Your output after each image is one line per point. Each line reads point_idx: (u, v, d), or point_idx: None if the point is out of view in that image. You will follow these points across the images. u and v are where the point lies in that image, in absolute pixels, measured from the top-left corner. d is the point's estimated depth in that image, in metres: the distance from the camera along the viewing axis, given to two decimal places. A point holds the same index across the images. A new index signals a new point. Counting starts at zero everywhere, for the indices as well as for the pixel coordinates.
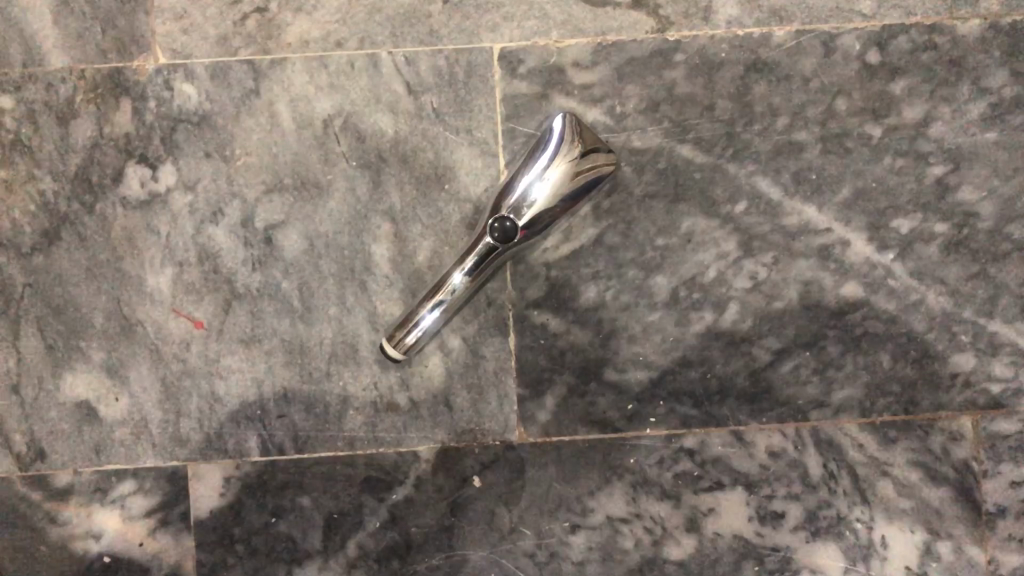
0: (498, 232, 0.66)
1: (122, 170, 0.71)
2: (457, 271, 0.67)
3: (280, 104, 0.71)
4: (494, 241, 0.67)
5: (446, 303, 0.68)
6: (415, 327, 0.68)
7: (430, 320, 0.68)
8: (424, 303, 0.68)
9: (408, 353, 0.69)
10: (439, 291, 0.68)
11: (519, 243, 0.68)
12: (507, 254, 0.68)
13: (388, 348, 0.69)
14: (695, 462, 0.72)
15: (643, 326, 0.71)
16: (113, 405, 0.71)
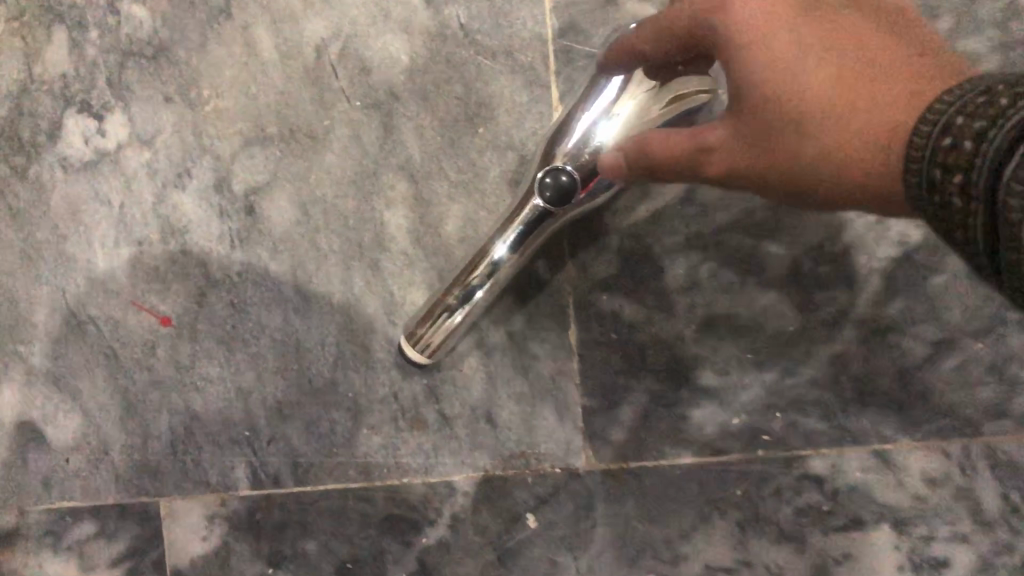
0: (548, 195, 0.49)
1: (60, 122, 0.55)
2: (498, 246, 0.50)
3: (258, 28, 0.54)
4: (545, 206, 0.49)
5: (481, 289, 0.50)
6: (439, 323, 0.51)
7: (461, 313, 0.51)
8: (453, 290, 0.50)
9: (436, 355, 0.52)
10: (472, 272, 0.50)
11: (576, 208, 0.50)
12: (557, 224, 0.50)
13: (406, 347, 0.52)
14: (824, 493, 0.53)
15: (751, 313, 0.53)
16: (63, 426, 0.56)
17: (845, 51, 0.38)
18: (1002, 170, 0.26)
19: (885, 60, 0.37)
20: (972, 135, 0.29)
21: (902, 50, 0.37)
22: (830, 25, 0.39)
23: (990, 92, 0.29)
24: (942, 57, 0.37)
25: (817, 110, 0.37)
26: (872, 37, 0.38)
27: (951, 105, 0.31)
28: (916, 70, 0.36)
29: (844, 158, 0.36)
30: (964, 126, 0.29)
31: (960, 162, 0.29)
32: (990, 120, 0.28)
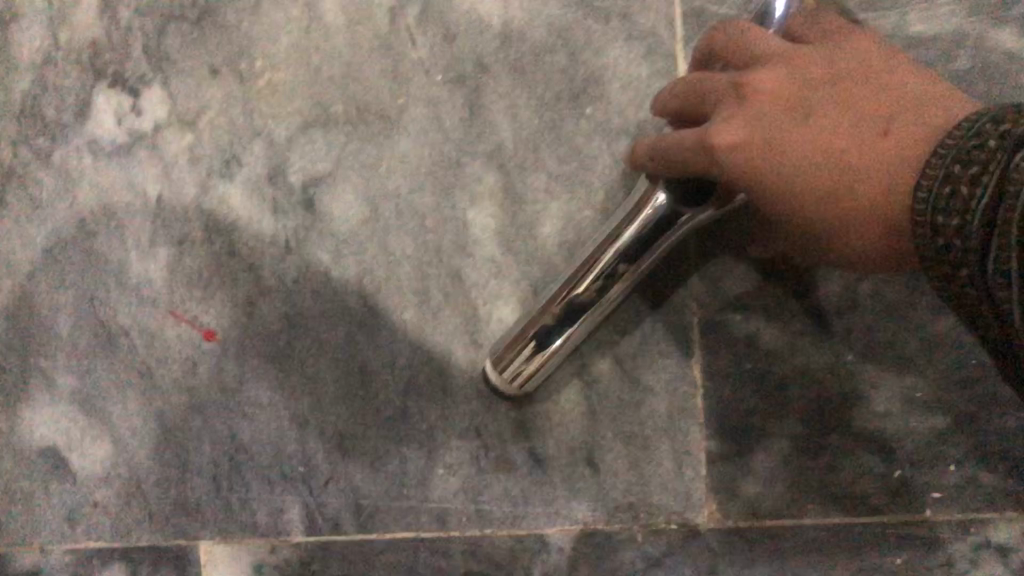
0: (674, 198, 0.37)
1: (89, 98, 0.46)
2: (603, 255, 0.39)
3: None
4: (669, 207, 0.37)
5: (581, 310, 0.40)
6: (534, 348, 0.41)
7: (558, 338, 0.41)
8: (551, 308, 0.40)
9: (528, 385, 0.43)
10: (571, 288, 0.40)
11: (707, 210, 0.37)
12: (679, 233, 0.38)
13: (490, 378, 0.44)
14: (1008, 567, 0.43)
15: (922, 342, 0.42)
16: (91, 454, 0.48)
17: (834, 151, 0.32)
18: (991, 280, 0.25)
19: (865, 148, 0.32)
20: (954, 233, 0.26)
21: (875, 122, 0.32)
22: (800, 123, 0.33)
23: (948, 174, 0.27)
24: (921, 110, 0.32)
25: (840, 218, 0.33)
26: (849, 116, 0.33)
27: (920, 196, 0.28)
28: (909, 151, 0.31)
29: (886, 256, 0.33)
30: (942, 226, 0.27)
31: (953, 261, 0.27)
32: (961, 216, 0.26)
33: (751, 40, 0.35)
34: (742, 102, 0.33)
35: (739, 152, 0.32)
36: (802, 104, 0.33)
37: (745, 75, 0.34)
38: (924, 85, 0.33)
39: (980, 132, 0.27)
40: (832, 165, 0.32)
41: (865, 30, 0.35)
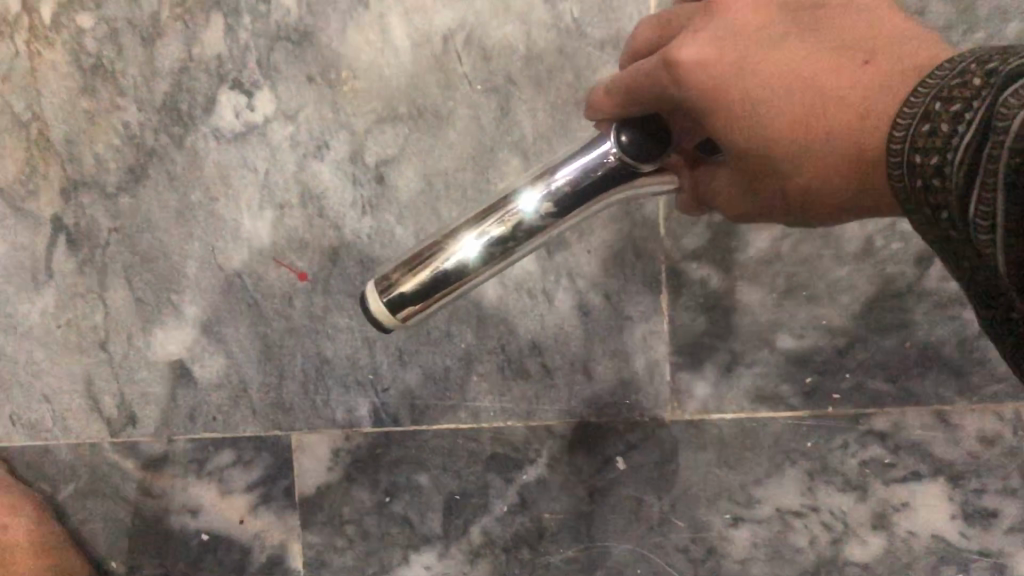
0: (633, 146, 0.37)
1: (214, 97, 0.62)
2: (537, 188, 0.38)
3: (391, 18, 0.60)
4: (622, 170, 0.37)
5: (500, 239, 0.38)
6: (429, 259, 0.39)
7: (474, 258, 0.38)
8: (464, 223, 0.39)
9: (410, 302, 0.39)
10: (497, 216, 0.38)
11: (648, 179, 0.39)
12: (603, 202, 0.39)
13: (377, 295, 0.40)
14: (886, 447, 0.59)
15: (828, 285, 0.58)
16: (209, 366, 0.63)
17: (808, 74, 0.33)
18: (976, 218, 0.25)
19: (840, 74, 0.32)
20: (934, 172, 0.26)
21: (850, 52, 0.33)
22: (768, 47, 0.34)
23: (933, 109, 0.27)
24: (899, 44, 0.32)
25: (789, 149, 0.34)
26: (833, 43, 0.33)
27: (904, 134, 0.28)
28: (888, 74, 0.31)
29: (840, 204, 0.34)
30: (924, 165, 0.27)
31: (936, 202, 0.27)
32: (942, 153, 0.26)
33: None
34: (712, 20, 0.34)
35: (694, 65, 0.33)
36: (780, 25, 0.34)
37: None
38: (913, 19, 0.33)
39: (967, 71, 0.26)
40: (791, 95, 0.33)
41: None
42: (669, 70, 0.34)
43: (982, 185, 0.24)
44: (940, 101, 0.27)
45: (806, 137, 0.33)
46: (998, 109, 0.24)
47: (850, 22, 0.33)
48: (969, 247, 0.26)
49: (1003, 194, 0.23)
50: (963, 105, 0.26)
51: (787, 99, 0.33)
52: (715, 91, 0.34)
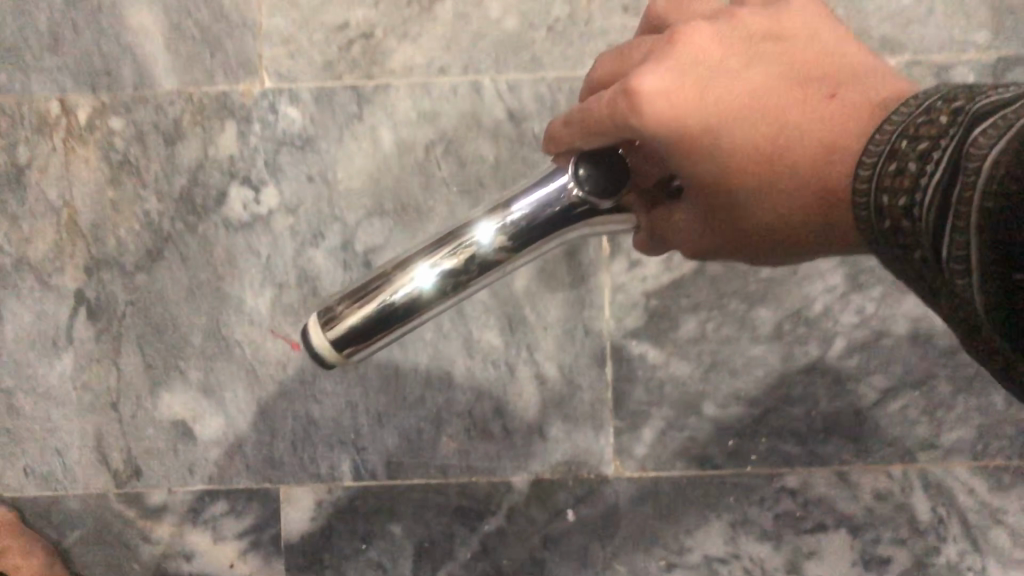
0: (588, 179, 0.37)
1: (225, 191, 0.72)
2: (494, 220, 0.38)
3: (382, 129, 0.71)
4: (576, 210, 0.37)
5: (454, 271, 0.38)
6: (374, 293, 0.38)
7: (426, 288, 0.38)
8: (418, 254, 0.38)
9: (351, 339, 0.39)
10: (451, 247, 0.38)
11: (609, 212, 0.39)
12: (562, 235, 0.39)
13: (321, 327, 0.40)
14: (797, 502, 0.70)
15: (746, 361, 0.69)
16: (208, 425, 0.71)
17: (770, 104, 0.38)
18: (947, 256, 0.27)
19: (800, 109, 0.38)
20: (903, 208, 0.30)
21: (808, 89, 0.39)
22: (729, 82, 0.39)
23: (900, 150, 0.31)
24: (854, 82, 0.39)
25: (754, 175, 0.39)
26: (788, 74, 0.39)
27: (870, 173, 0.32)
28: (846, 105, 0.38)
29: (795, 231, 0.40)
30: (892, 203, 0.31)
31: (910, 235, 0.30)
32: (910, 190, 0.30)
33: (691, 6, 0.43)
34: (674, 54, 0.38)
35: (663, 96, 0.37)
36: (742, 58, 0.39)
37: (682, 32, 0.39)
38: (855, 59, 0.40)
39: (931, 111, 0.30)
40: (757, 129, 0.39)
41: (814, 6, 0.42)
42: (635, 103, 0.37)
43: (952, 224, 0.27)
44: (907, 141, 0.30)
45: (771, 167, 0.39)
46: (966, 152, 0.26)
47: (805, 58, 0.39)
48: (939, 281, 0.29)
49: (975, 232, 0.25)
50: (931, 146, 0.29)
51: (749, 130, 0.39)
52: (681, 125, 0.38)
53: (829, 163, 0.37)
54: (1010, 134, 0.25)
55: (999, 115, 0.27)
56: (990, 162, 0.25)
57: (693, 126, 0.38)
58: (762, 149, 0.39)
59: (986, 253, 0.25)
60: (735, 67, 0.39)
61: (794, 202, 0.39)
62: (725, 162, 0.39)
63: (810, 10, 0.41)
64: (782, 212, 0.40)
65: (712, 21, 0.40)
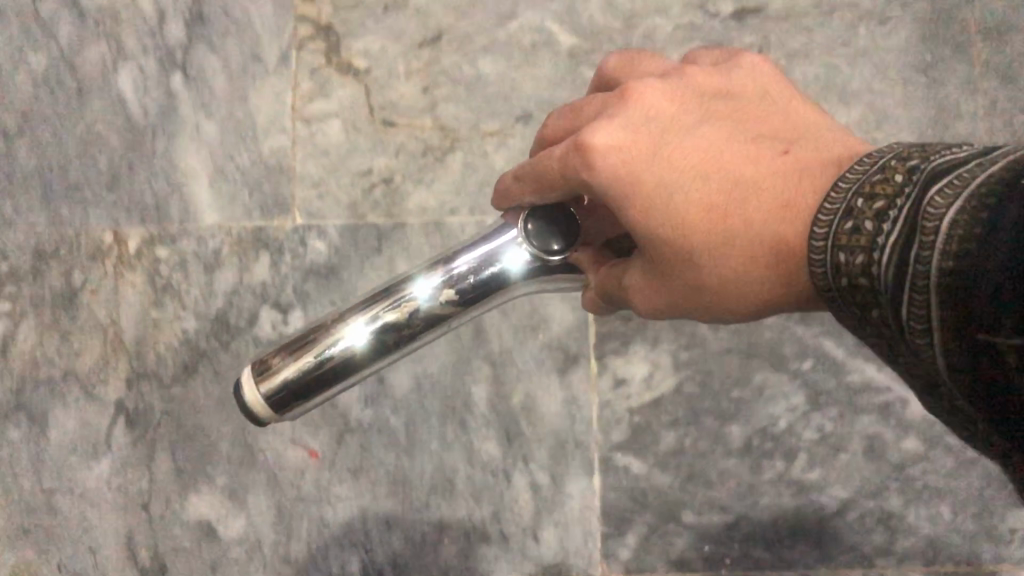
0: (536, 232, 0.46)
1: (257, 313, 0.81)
2: (430, 280, 0.44)
3: (398, 261, 0.81)
4: (519, 271, 0.45)
5: (391, 323, 0.43)
6: (314, 342, 0.43)
7: (360, 342, 0.43)
8: (356, 309, 0.44)
9: (288, 389, 0.43)
10: (389, 303, 0.43)
11: (551, 274, 0.47)
12: (495, 301, 0.46)
13: (254, 381, 0.44)
14: None
15: (719, 472, 0.78)
16: (231, 525, 0.78)
17: (717, 161, 0.46)
18: (906, 320, 0.34)
19: (758, 166, 0.46)
20: (862, 266, 0.37)
21: (761, 149, 0.47)
22: (684, 142, 0.47)
23: (855, 210, 0.38)
24: (803, 142, 0.47)
25: (711, 231, 0.46)
26: (732, 133, 0.47)
27: (827, 223, 0.39)
28: (798, 160, 0.45)
29: (744, 283, 0.46)
30: (849, 260, 0.37)
31: (861, 298, 0.37)
32: (868, 247, 0.36)
33: (639, 66, 0.51)
34: (629, 113, 0.47)
35: (616, 150, 0.45)
36: (690, 116, 0.48)
37: (631, 92, 0.47)
38: (802, 121, 0.49)
39: (886, 170, 0.38)
40: (715, 182, 0.46)
41: (759, 73, 0.51)
42: (586, 157, 0.44)
43: (908, 288, 0.33)
44: (863, 200, 0.37)
45: (719, 223, 0.45)
46: (922, 219, 0.33)
47: (755, 123, 0.48)
48: (898, 334, 0.36)
49: (935, 296, 0.32)
50: (886, 206, 0.36)
51: (708, 184, 0.46)
52: (634, 181, 0.45)
53: (785, 219, 0.43)
54: (962, 198, 0.31)
55: (943, 179, 0.33)
56: (946, 228, 0.31)
57: (649, 178, 0.46)
58: (712, 203, 0.46)
59: (944, 313, 0.31)
60: (684, 125, 0.47)
61: (741, 255, 0.45)
62: (675, 216, 0.46)
63: (756, 75, 0.51)
64: (734, 267, 0.46)
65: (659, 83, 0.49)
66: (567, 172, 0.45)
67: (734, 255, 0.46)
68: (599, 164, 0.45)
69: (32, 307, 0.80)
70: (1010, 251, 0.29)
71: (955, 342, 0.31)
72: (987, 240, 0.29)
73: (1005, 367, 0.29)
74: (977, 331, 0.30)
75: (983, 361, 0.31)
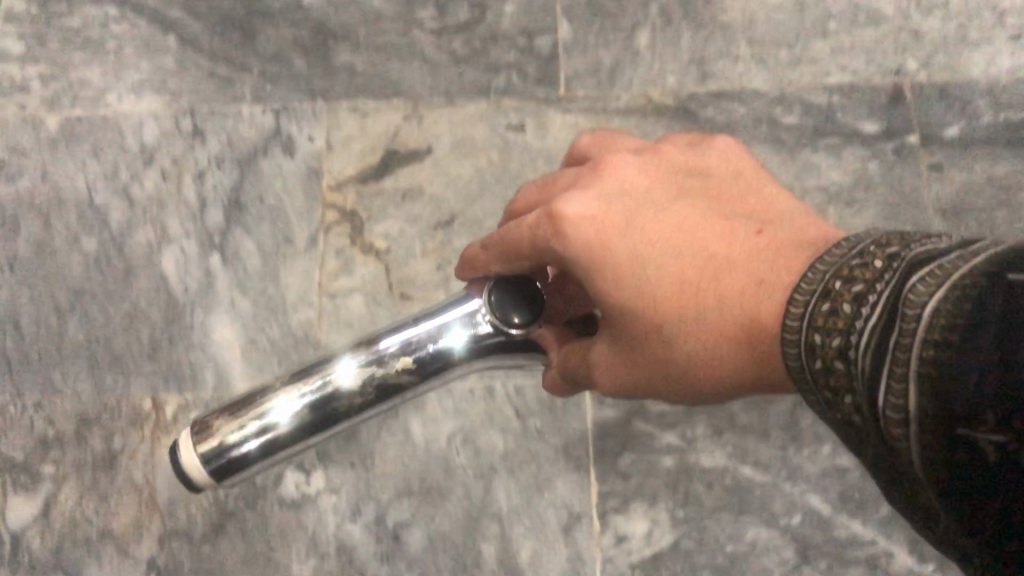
0: (500, 305, 0.53)
1: (281, 474, 0.86)
2: (357, 361, 0.51)
3: (413, 423, 0.87)
4: (464, 350, 0.52)
5: (317, 398, 0.50)
6: (246, 417, 0.50)
7: (283, 419, 0.50)
8: (282, 385, 0.51)
9: (220, 459, 0.50)
10: (317, 382, 0.51)
11: (508, 348, 0.54)
12: (437, 380, 0.53)
13: (192, 444, 0.50)
14: None
15: None
16: None
17: (690, 237, 0.53)
18: (882, 406, 0.37)
19: (739, 244, 0.52)
20: (836, 343, 0.40)
21: (743, 231, 0.53)
22: (660, 224, 0.54)
23: (832, 292, 0.42)
24: (779, 222, 0.53)
25: (692, 307, 0.52)
26: (698, 209, 0.55)
27: (804, 302, 0.43)
28: (775, 238, 0.51)
29: (705, 358, 0.53)
30: (825, 340, 0.41)
31: (835, 381, 0.41)
32: (844, 330, 0.40)
33: (619, 143, 0.60)
34: (605, 196, 0.55)
35: (590, 224, 0.53)
36: (659, 189, 0.56)
37: (607, 178, 0.56)
38: (774, 199, 0.56)
39: (866, 257, 0.42)
40: (698, 259, 0.52)
41: (733, 154, 0.59)
42: (559, 227, 0.53)
43: (888, 371, 0.36)
44: (841, 283, 0.42)
45: (695, 294, 0.52)
46: (904, 304, 0.37)
47: (731, 204, 0.55)
48: (870, 422, 0.39)
49: (914, 383, 0.35)
50: (865, 290, 0.40)
51: (686, 266, 0.53)
52: (606, 257, 0.53)
53: (756, 296, 0.49)
54: (946, 290, 0.35)
55: (929, 269, 0.37)
56: (929, 316, 0.35)
57: (624, 252, 0.53)
58: (684, 275, 0.52)
59: (927, 404, 0.34)
60: (653, 198, 0.56)
61: (705, 333, 0.52)
62: (652, 293, 0.53)
63: (728, 155, 0.59)
64: (704, 342, 0.53)
65: (634, 164, 0.58)
66: (543, 241, 0.54)
67: (700, 332, 0.52)
68: (574, 237, 0.53)
69: (74, 468, 0.87)
70: (996, 346, 0.32)
71: (936, 431, 0.34)
72: (978, 339, 0.33)
73: (982, 461, 0.33)
74: (957, 425, 0.33)
75: (967, 462, 0.34)
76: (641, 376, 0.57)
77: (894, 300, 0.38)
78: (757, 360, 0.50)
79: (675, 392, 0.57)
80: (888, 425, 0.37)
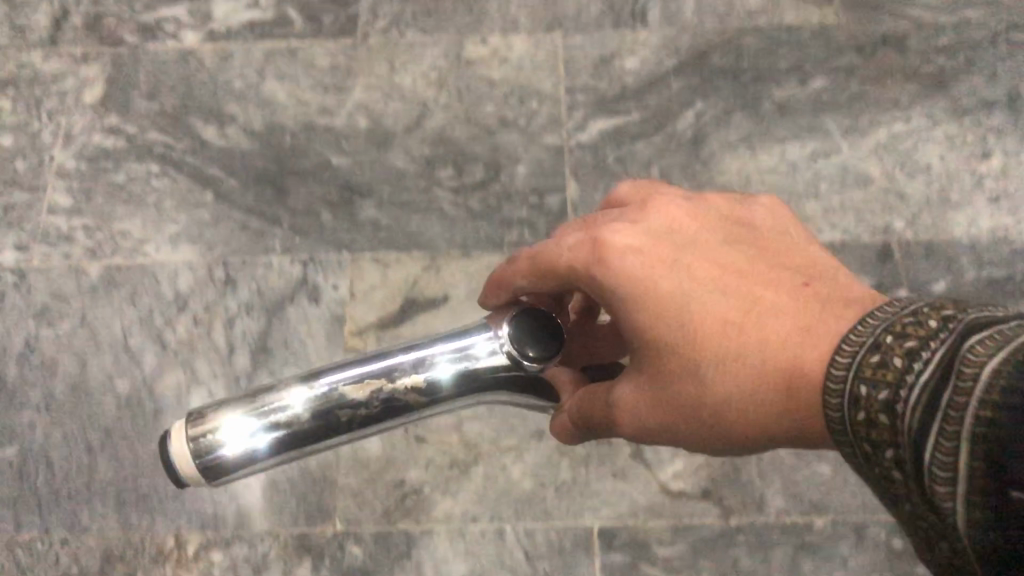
0: (519, 337, 0.45)
1: None
2: (371, 378, 0.41)
3: (425, 564, 0.90)
4: (458, 382, 0.43)
5: (325, 411, 0.41)
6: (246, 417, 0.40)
7: (275, 433, 0.40)
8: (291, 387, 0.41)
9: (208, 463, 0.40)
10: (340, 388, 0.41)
11: (522, 382, 0.47)
12: (445, 403, 0.44)
13: (186, 434, 0.40)
14: None
15: None
16: None
17: (732, 281, 0.51)
18: (929, 460, 0.34)
19: (783, 294, 0.49)
20: (882, 394, 0.37)
21: (789, 283, 0.50)
22: (699, 266, 0.52)
23: (881, 345, 0.38)
24: (824, 280, 0.51)
25: (728, 350, 0.50)
26: (744, 258, 0.53)
27: (846, 362, 0.40)
28: (824, 292, 0.49)
29: (735, 410, 0.51)
30: (869, 394, 0.38)
31: (877, 435, 0.37)
32: (891, 382, 0.37)
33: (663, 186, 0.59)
34: (644, 233, 0.54)
35: (627, 257, 0.52)
36: (704, 236, 0.54)
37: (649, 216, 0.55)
38: (819, 259, 0.54)
39: (914, 316, 0.38)
40: (735, 304, 0.50)
41: (778, 211, 0.57)
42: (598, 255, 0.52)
43: (937, 428, 0.33)
44: (892, 336, 0.38)
45: (733, 335, 0.50)
46: (961, 363, 0.33)
47: (774, 256, 0.53)
48: (911, 482, 0.36)
49: (966, 444, 0.32)
50: (918, 345, 0.36)
51: (723, 308, 0.51)
52: (646, 289, 0.52)
53: (804, 339, 0.46)
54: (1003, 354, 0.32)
55: (982, 331, 0.34)
56: (985, 379, 0.32)
57: (659, 291, 0.52)
58: (725, 316, 0.50)
59: (978, 466, 0.31)
60: (700, 242, 0.54)
61: (749, 371, 0.49)
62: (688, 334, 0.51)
63: (770, 214, 0.57)
64: (741, 386, 0.49)
65: (677, 205, 0.56)
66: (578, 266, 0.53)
67: (738, 372, 0.49)
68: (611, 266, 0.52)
69: None
70: None
71: (981, 490, 0.31)
72: None
73: None
74: (1009, 486, 0.30)
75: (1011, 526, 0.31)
76: (669, 423, 0.55)
77: (945, 355, 0.34)
78: (796, 402, 0.46)
79: (696, 447, 0.55)
80: (932, 484, 0.34)
